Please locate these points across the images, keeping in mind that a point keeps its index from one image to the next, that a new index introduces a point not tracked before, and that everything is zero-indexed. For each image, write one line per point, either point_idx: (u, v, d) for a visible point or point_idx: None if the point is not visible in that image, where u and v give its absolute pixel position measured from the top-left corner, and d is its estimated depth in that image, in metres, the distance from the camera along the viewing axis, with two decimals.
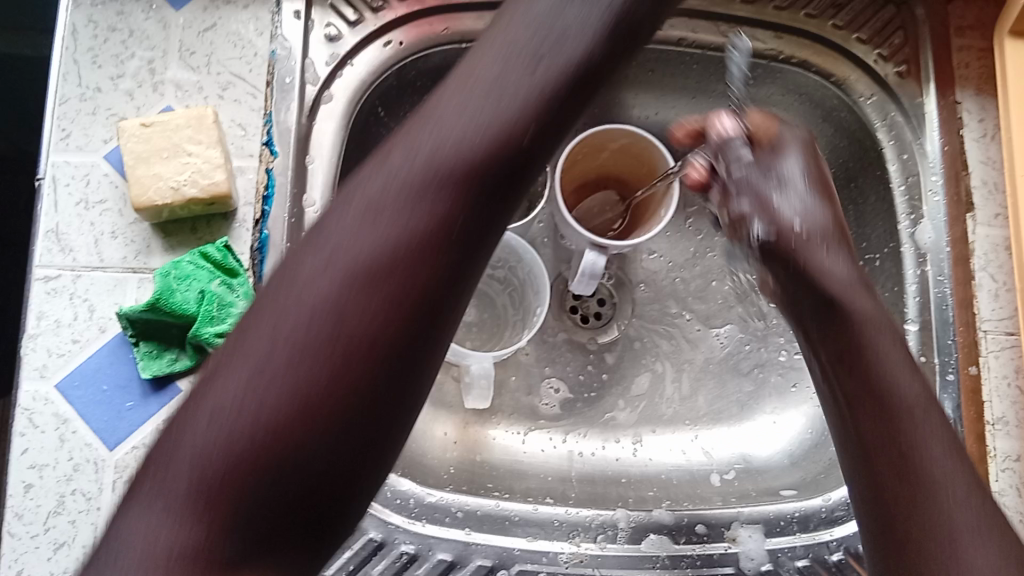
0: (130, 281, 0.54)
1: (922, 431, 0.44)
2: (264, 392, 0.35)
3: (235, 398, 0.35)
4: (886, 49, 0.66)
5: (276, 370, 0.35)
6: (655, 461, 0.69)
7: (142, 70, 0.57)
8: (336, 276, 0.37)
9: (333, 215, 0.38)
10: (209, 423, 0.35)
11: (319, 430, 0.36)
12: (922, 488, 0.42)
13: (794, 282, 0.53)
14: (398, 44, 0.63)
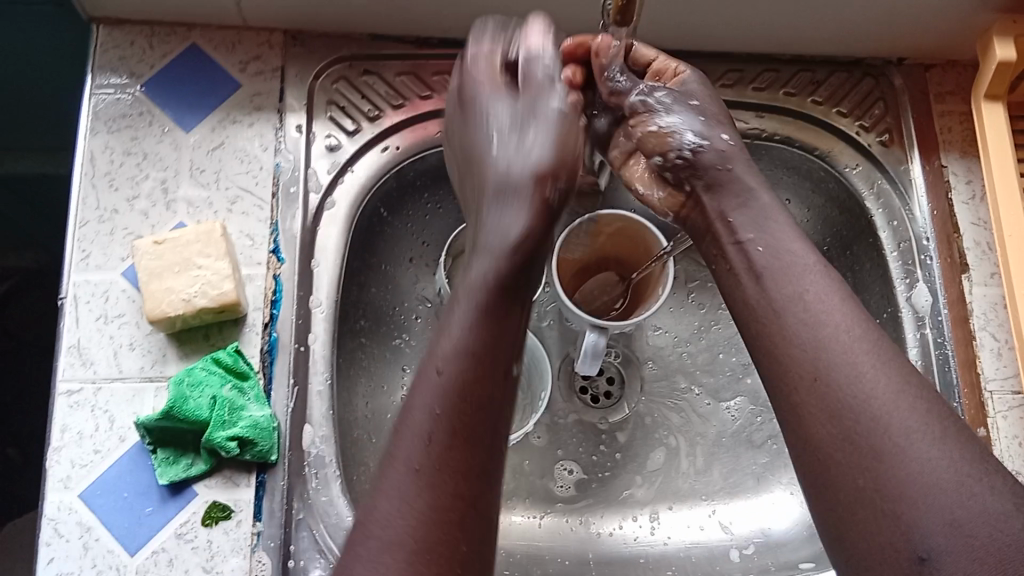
0: (148, 390, 0.57)
1: (889, 403, 0.44)
2: (427, 455, 0.43)
3: (399, 506, 0.42)
4: (867, 120, 0.69)
5: (431, 437, 0.43)
6: (672, 539, 0.68)
7: (156, 190, 0.61)
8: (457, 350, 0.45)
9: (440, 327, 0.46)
10: (398, 497, 0.42)
11: (471, 500, 0.42)
12: (904, 473, 0.42)
13: (728, 230, 0.53)
14: (394, 150, 0.66)
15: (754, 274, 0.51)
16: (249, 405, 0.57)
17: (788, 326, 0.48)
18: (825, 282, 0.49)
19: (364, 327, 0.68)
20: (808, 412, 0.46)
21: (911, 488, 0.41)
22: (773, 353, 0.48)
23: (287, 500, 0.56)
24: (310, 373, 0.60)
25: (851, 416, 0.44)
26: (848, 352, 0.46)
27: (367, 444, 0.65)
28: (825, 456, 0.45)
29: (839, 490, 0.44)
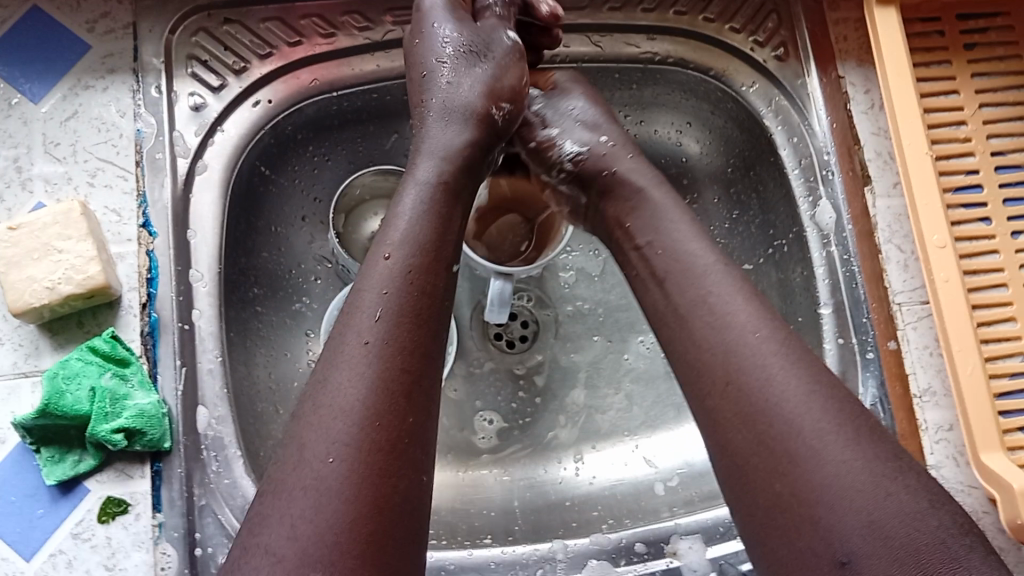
0: (23, 386, 0.53)
1: (810, 411, 0.40)
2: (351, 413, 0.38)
3: (318, 468, 0.37)
4: (761, 34, 0.66)
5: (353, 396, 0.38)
6: (598, 478, 0.67)
7: (9, 169, 0.56)
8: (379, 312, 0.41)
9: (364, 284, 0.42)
10: (312, 458, 0.37)
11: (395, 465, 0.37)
12: (818, 475, 0.38)
13: (626, 236, 0.52)
14: (267, 103, 0.62)
15: (665, 280, 0.48)
16: (133, 392, 0.53)
17: (700, 330, 0.45)
18: (742, 298, 0.45)
19: (259, 294, 0.65)
20: (724, 415, 0.42)
21: (828, 500, 0.37)
22: (694, 357, 0.44)
23: (187, 487, 0.54)
24: (199, 351, 0.56)
25: (769, 421, 0.40)
26: (767, 363, 0.42)
27: (273, 417, 0.62)
28: (743, 464, 0.41)
29: (756, 508, 0.40)
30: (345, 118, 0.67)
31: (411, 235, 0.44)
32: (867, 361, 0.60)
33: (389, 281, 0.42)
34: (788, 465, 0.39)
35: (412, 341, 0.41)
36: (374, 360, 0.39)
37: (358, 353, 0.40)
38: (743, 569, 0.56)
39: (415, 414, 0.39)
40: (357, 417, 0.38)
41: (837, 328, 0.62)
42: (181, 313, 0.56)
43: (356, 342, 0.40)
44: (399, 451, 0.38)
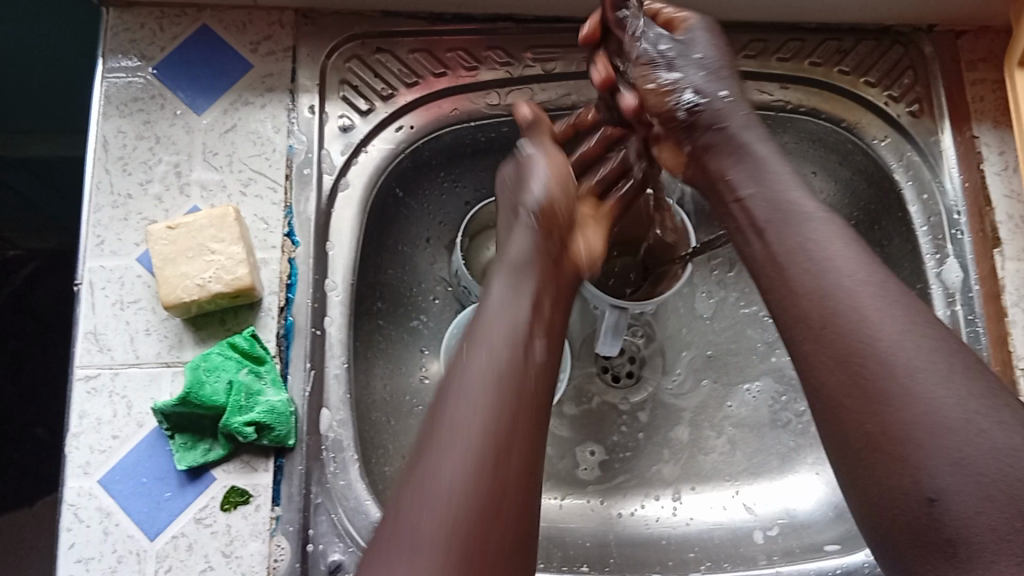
0: (164, 375, 0.57)
1: (927, 380, 0.40)
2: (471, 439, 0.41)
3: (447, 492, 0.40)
4: (896, 90, 0.67)
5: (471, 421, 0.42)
6: (695, 520, 0.67)
7: (169, 174, 0.61)
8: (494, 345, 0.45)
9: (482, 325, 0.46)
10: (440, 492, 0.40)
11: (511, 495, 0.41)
12: (916, 422, 0.39)
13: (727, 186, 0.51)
14: (409, 129, 0.65)
15: (776, 221, 0.47)
16: (266, 389, 0.57)
17: (797, 274, 0.45)
18: (840, 241, 0.45)
19: (382, 309, 0.68)
20: (823, 368, 0.43)
21: (931, 471, 0.38)
22: (792, 309, 0.45)
23: (305, 484, 0.56)
24: (327, 356, 0.59)
25: (878, 385, 0.40)
26: (856, 294, 0.43)
27: (385, 427, 0.65)
28: (837, 405, 0.42)
29: (872, 474, 0.40)
30: (477, 148, 0.70)
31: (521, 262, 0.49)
32: None
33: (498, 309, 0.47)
34: (900, 436, 0.39)
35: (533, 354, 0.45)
36: (493, 353, 0.44)
37: (480, 349, 0.45)
38: None
39: (529, 412, 0.43)
40: (482, 414, 0.42)
41: None
42: (315, 319, 0.59)
43: (477, 349, 0.45)
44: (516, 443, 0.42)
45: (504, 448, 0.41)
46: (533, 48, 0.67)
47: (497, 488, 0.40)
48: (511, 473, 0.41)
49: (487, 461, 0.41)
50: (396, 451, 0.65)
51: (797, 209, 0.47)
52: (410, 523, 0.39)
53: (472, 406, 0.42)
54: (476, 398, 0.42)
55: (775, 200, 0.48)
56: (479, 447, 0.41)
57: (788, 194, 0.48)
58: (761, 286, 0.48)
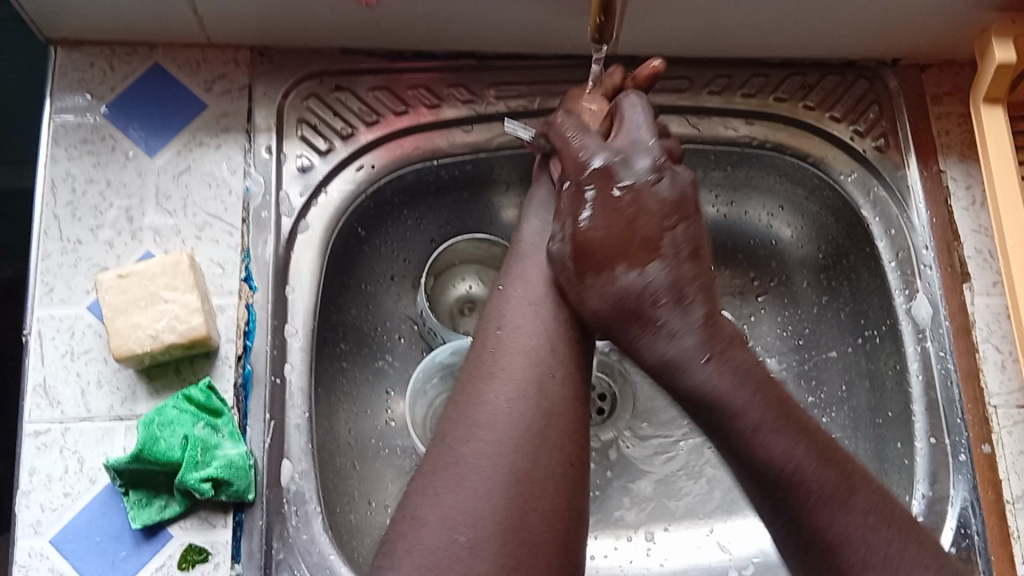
0: (118, 429, 0.55)
1: (811, 476, 0.40)
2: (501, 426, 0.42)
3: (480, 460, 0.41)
4: (862, 124, 0.66)
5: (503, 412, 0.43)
6: (669, 561, 0.66)
7: (121, 219, 0.59)
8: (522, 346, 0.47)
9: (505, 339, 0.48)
10: (476, 460, 0.41)
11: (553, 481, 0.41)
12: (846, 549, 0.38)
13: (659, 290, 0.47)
14: (370, 168, 0.64)
15: (660, 349, 0.45)
16: (223, 442, 0.55)
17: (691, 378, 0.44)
18: (709, 365, 0.43)
19: (345, 350, 0.66)
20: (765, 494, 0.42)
21: (850, 559, 0.38)
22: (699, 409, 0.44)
23: (266, 540, 0.54)
24: (288, 406, 0.58)
25: (790, 486, 0.40)
26: (766, 421, 0.41)
27: (350, 473, 0.63)
28: (786, 524, 0.40)
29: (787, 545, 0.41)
30: (441, 185, 0.68)
31: (527, 267, 0.52)
32: (958, 464, 0.59)
33: (521, 301, 0.50)
34: (795, 511, 0.40)
35: (549, 343, 0.47)
36: (503, 362, 0.46)
37: (496, 358, 0.46)
38: None
39: (555, 400, 0.45)
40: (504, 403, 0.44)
41: (929, 427, 0.60)
42: (275, 368, 0.58)
43: (492, 355, 0.47)
44: (539, 427, 0.43)
45: (536, 421, 0.43)
46: (495, 85, 0.66)
47: (524, 468, 0.41)
48: (543, 444, 0.42)
49: (509, 442, 0.42)
50: (361, 497, 0.63)
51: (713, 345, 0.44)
52: (431, 510, 0.39)
53: (504, 395, 0.44)
54: (500, 385, 0.45)
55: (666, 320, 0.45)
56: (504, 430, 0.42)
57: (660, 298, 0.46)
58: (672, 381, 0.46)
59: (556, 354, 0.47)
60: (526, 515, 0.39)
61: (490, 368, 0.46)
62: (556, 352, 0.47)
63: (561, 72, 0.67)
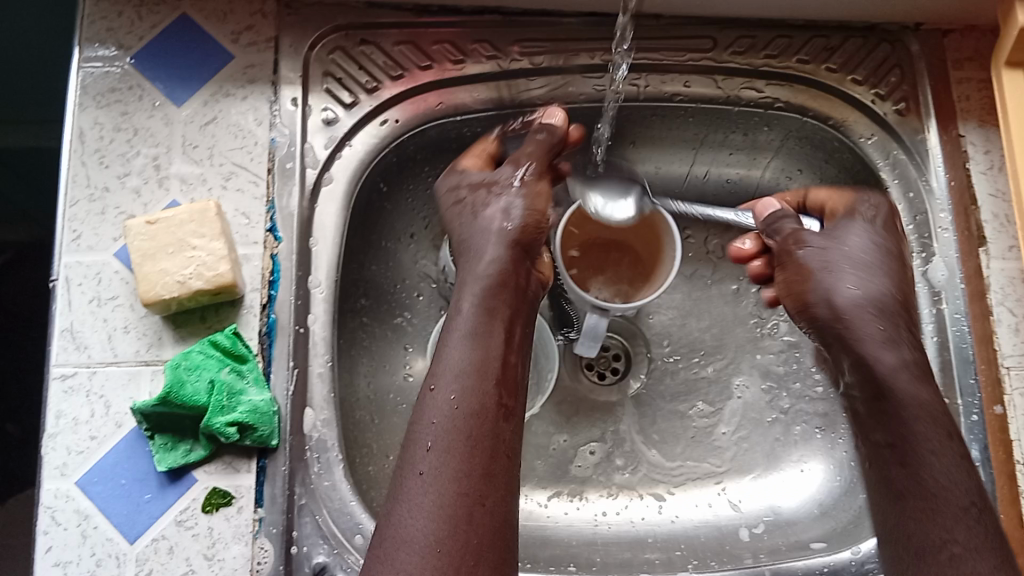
0: (143, 374, 0.55)
1: (941, 472, 0.48)
2: (427, 490, 0.44)
3: (412, 526, 0.43)
4: (883, 88, 0.66)
5: (433, 471, 0.45)
6: (680, 518, 0.67)
7: (148, 167, 0.59)
8: (453, 384, 0.48)
9: (438, 390, 0.48)
10: (409, 527, 0.43)
11: (480, 546, 0.43)
12: None
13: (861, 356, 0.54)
14: (394, 123, 0.64)
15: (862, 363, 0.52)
16: (248, 389, 0.55)
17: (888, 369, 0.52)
18: (888, 355, 0.52)
19: (366, 306, 0.67)
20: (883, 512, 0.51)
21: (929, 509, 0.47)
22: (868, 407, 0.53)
23: (289, 485, 0.55)
24: (310, 355, 0.58)
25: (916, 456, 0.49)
26: (931, 460, 0.49)
27: (370, 426, 0.64)
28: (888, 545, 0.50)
29: (911, 532, 0.48)
30: (463, 143, 0.69)
31: (457, 368, 0.48)
32: (972, 424, 0.60)
33: (446, 408, 0.47)
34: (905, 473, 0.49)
35: (470, 466, 0.45)
36: (431, 492, 0.44)
37: (418, 489, 0.45)
38: None
39: (480, 535, 0.43)
40: (424, 545, 0.42)
41: (944, 387, 0.61)
42: (298, 317, 0.58)
43: (421, 480, 0.45)
44: (465, 572, 0.42)
45: (468, 484, 0.44)
46: (520, 41, 0.66)
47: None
48: (467, 502, 0.44)
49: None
50: (381, 449, 0.64)
51: (858, 318, 0.53)
52: (388, 574, 0.42)
53: (438, 447, 0.46)
54: (424, 519, 0.43)
55: (838, 311, 0.54)
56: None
57: (838, 282, 0.55)
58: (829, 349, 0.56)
59: (487, 479, 0.45)
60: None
61: (418, 497, 0.44)
62: (490, 367, 0.49)
63: (582, 29, 0.66)
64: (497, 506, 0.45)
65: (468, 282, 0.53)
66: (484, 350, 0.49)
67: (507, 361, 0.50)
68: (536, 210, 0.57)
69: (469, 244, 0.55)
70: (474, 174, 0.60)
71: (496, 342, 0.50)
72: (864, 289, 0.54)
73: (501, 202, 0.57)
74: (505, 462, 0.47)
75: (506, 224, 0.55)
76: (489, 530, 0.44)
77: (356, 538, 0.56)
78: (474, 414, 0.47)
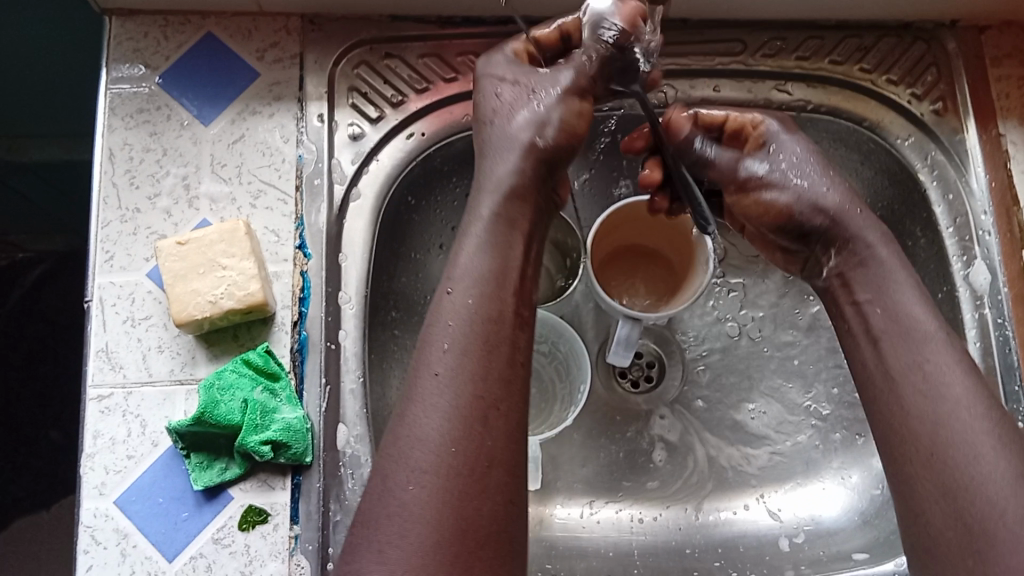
0: (178, 393, 0.56)
1: (959, 398, 0.47)
2: (442, 400, 0.46)
3: (430, 432, 0.46)
4: (919, 87, 0.65)
5: (448, 380, 0.47)
6: (719, 526, 0.66)
7: (178, 187, 0.59)
8: (472, 296, 0.50)
9: (450, 297, 0.50)
10: (426, 433, 0.46)
11: (495, 454, 0.46)
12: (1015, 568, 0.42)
13: (844, 289, 0.55)
14: (420, 136, 0.64)
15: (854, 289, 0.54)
16: (281, 407, 0.56)
17: (910, 395, 0.48)
18: (908, 290, 0.52)
19: (396, 317, 0.67)
20: (916, 473, 0.47)
21: (1007, 543, 0.42)
22: (903, 440, 0.48)
23: (323, 502, 0.55)
24: (342, 370, 0.58)
25: (963, 475, 0.45)
26: (949, 392, 0.47)
27: None
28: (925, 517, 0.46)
29: (923, 489, 0.46)
30: None
31: (474, 275, 0.50)
32: None
33: (464, 312, 0.49)
34: (962, 497, 0.44)
35: (490, 372, 0.48)
36: (448, 392, 0.47)
37: (434, 389, 0.47)
38: None
39: (493, 436, 0.46)
40: (436, 447, 0.45)
41: None
42: (329, 334, 0.58)
43: (435, 382, 0.47)
44: (477, 474, 0.45)
45: (484, 403, 0.47)
46: None
47: (461, 523, 0.44)
48: (486, 418, 0.46)
49: (444, 496, 0.44)
50: None
51: (848, 215, 0.56)
52: (404, 477, 0.45)
53: (454, 353, 0.48)
54: (437, 420, 0.46)
55: (829, 214, 0.56)
56: (443, 479, 0.44)
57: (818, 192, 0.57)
58: (864, 402, 0.52)
59: (505, 385, 0.48)
60: (472, 493, 0.44)
61: (435, 399, 0.47)
62: (510, 275, 0.51)
63: None
64: (512, 413, 0.47)
65: (486, 187, 0.54)
66: (501, 258, 0.51)
67: (525, 270, 0.52)
68: (571, 127, 0.55)
69: (493, 151, 0.55)
70: (509, 70, 0.56)
71: (514, 249, 0.52)
72: (803, 194, 0.57)
73: (532, 102, 0.55)
74: (519, 365, 0.49)
75: (535, 138, 0.54)
76: (501, 440, 0.46)
77: None
78: (492, 322, 0.49)
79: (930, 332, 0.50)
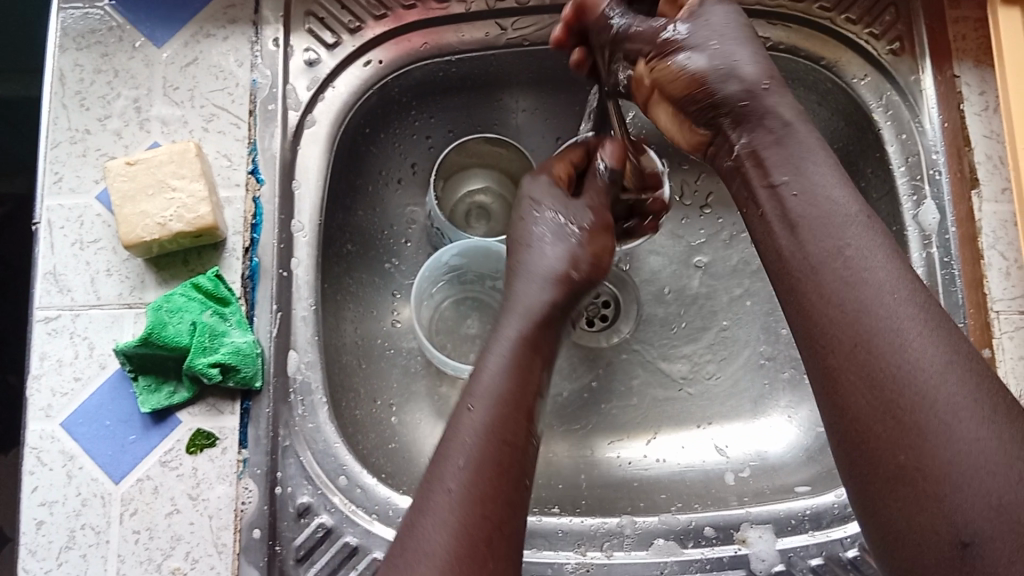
0: (127, 316, 0.55)
1: (831, 190, 0.41)
2: (449, 523, 0.40)
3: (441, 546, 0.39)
4: (877, 27, 0.65)
5: (455, 496, 0.40)
6: (667, 460, 0.67)
7: (129, 109, 0.58)
8: (490, 411, 0.43)
9: (468, 407, 0.44)
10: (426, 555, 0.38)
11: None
12: (903, 368, 0.36)
13: (757, 172, 0.44)
14: (377, 64, 0.63)
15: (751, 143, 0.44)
16: (231, 331, 0.55)
17: (831, 287, 0.39)
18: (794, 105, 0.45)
19: (352, 250, 0.66)
20: (806, 285, 0.40)
21: (938, 430, 0.35)
22: (825, 313, 0.39)
23: (273, 427, 0.55)
24: (294, 298, 0.58)
25: (889, 363, 0.36)
26: (827, 195, 0.41)
27: (356, 370, 0.64)
28: (830, 338, 0.38)
29: (810, 301, 0.40)
30: (450, 83, 0.68)
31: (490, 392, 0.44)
32: None
33: (480, 422, 0.43)
34: (895, 391, 0.36)
35: (500, 484, 0.41)
36: (458, 500, 0.40)
37: (443, 497, 0.40)
38: (812, 564, 0.56)
39: (497, 559, 0.39)
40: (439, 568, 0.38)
41: None
42: (282, 261, 0.58)
43: (443, 494, 0.41)
44: None
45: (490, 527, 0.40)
46: None
47: None
48: (496, 546, 0.39)
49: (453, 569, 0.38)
50: (366, 395, 0.64)
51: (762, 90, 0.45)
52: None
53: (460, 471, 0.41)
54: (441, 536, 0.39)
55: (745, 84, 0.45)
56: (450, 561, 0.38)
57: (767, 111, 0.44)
58: (779, 291, 0.42)
59: (506, 508, 0.41)
60: None
61: (439, 475, 0.41)
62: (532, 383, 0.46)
63: None
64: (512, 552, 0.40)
65: (511, 310, 0.49)
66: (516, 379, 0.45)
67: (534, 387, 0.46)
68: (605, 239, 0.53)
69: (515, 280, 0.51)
70: (550, 199, 0.54)
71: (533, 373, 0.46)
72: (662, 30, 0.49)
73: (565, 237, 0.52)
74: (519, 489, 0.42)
75: (568, 271, 0.51)
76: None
77: (339, 480, 0.55)
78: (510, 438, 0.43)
79: (850, 214, 0.40)
